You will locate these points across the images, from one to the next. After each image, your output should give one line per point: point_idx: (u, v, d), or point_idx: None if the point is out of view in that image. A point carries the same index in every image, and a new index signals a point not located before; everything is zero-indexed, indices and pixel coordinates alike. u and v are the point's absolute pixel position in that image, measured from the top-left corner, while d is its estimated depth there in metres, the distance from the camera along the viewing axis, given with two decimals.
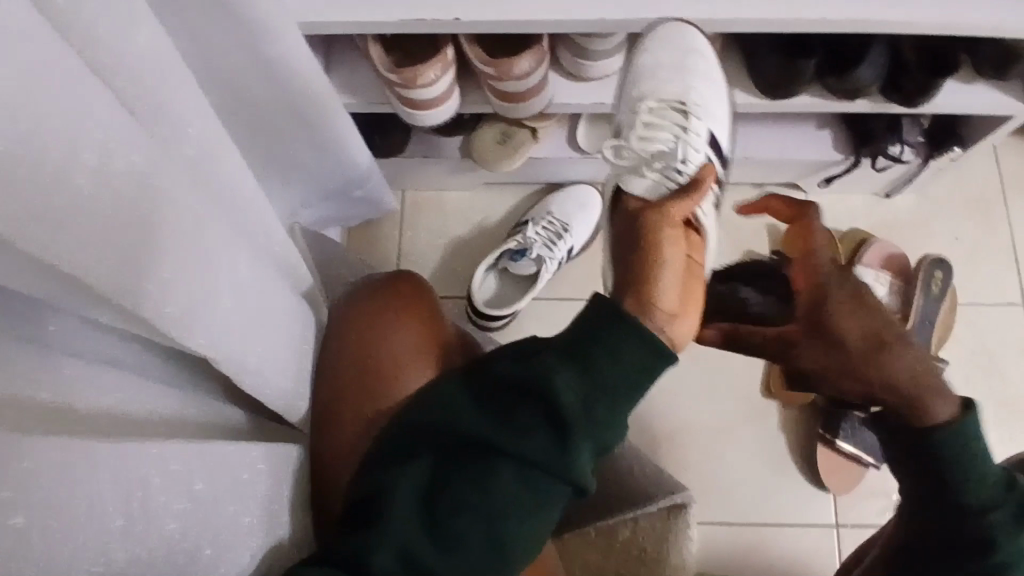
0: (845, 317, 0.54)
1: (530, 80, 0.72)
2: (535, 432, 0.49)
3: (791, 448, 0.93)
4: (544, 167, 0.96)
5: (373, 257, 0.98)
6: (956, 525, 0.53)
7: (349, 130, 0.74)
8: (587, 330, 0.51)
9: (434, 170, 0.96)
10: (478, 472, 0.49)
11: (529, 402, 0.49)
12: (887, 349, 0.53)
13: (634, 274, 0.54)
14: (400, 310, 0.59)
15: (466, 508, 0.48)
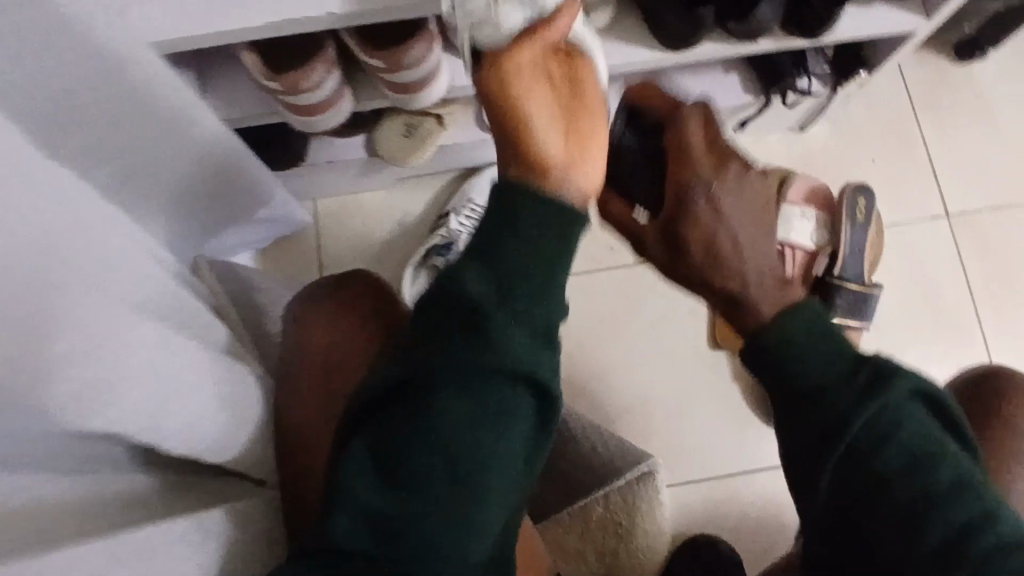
0: (706, 241, 0.55)
1: (423, 68, 0.67)
2: (462, 343, 0.44)
3: (748, 397, 0.93)
4: (457, 154, 0.92)
5: (295, 274, 0.93)
6: (802, 427, 0.52)
7: (233, 144, 0.69)
8: (490, 228, 0.46)
9: (342, 175, 0.90)
10: (417, 407, 0.44)
11: (452, 319, 0.45)
12: (727, 260, 0.55)
13: (503, 144, 0.48)
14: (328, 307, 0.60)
15: (416, 453, 0.44)
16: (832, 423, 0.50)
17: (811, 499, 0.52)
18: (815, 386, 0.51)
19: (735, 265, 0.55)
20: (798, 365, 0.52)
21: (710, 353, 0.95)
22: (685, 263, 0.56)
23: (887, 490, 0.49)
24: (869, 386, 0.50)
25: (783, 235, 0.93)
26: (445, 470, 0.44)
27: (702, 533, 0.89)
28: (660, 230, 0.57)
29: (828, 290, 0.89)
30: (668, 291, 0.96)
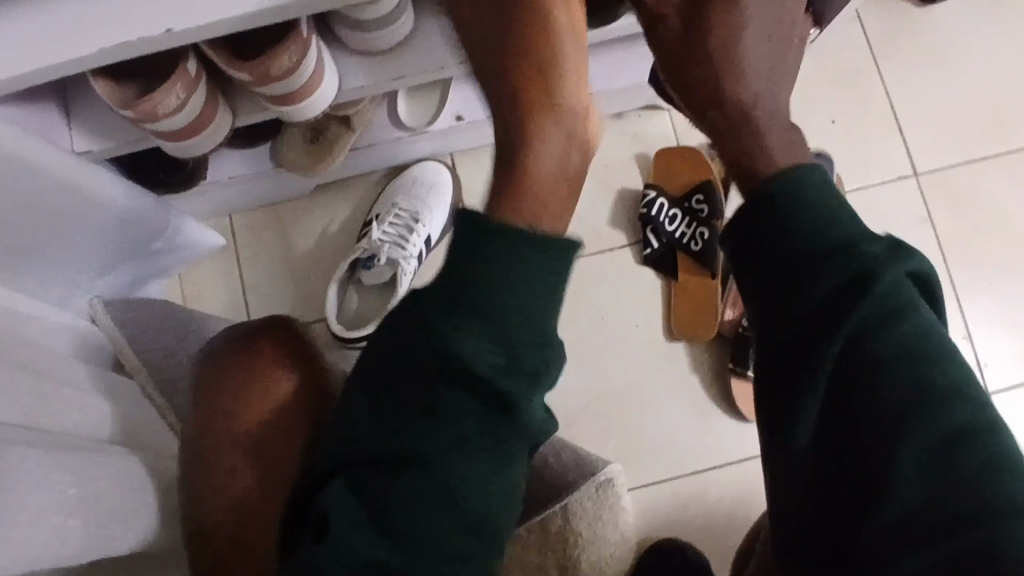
0: (717, 55, 0.49)
1: (299, 76, 0.59)
2: (458, 408, 0.42)
3: (709, 390, 0.87)
4: (375, 155, 0.84)
5: (216, 299, 0.87)
6: (795, 310, 0.42)
7: (80, 175, 0.62)
8: (481, 260, 0.42)
9: (252, 188, 0.83)
10: (438, 401, 0.42)
11: (445, 376, 0.42)
12: (744, 109, 0.48)
13: (497, 33, 0.50)
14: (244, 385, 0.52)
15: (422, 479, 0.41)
16: (837, 300, 0.41)
17: (794, 405, 0.42)
18: (813, 256, 0.42)
19: (738, 84, 0.48)
20: (805, 223, 0.42)
21: (667, 345, 0.88)
22: (693, 73, 0.50)
23: (878, 400, 0.40)
24: (880, 254, 0.41)
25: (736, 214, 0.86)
26: (454, 472, 0.42)
27: (670, 537, 0.84)
28: (678, 17, 0.51)
29: None
30: (618, 282, 0.90)
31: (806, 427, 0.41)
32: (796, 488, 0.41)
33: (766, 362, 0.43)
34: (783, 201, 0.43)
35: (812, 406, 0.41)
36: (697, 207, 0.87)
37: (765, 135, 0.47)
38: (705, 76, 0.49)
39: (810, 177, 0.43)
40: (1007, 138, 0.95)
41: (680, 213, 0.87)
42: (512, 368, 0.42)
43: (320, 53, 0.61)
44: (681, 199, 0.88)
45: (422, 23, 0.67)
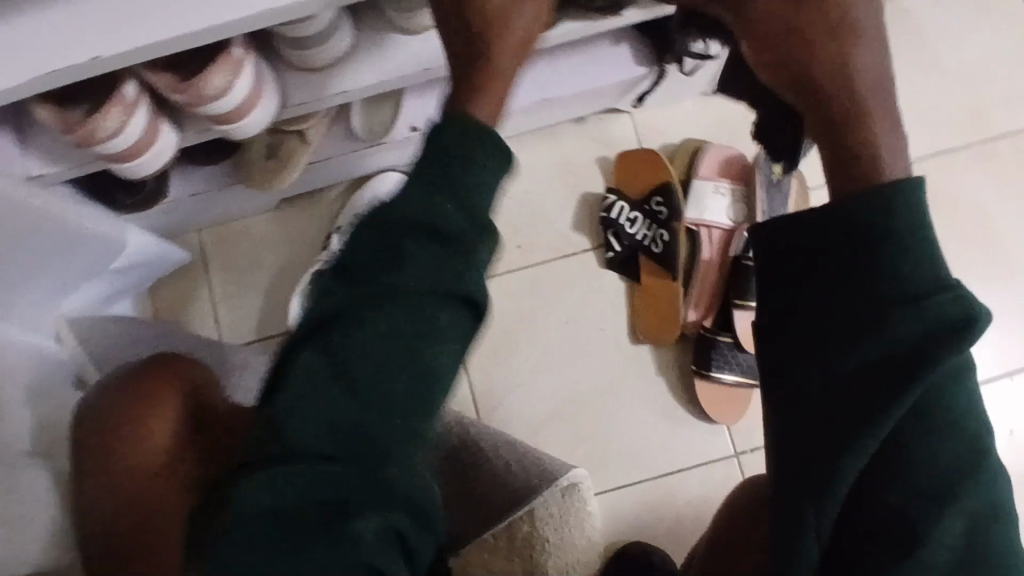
0: (829, 53, 0.44)
1: (235, 94, 0.61)
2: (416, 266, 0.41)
3: (674, 391, 0.87)
4: (335, 167, 0.86)
5: (185, 313, 0.88)
6: (861, 344, 0.39)
7: (47, 204, 0.65)
8: (436, 162, 0.41)
9: (213, 204, 0.85)
10: (382, 271, 0.41)
11: (413, 240, 0.41)
12: (856, 104, 0.43)
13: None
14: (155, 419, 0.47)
15: (363, 352, 0.41)
16: (912, 355, 0.38)
17: (832, 440, 0.40)
18: (887, 300, 0.39)
19: (848, 59, 0.44)
20: (891, 265, 0.39)
21: (632, 348, 0.88)
22: (801, 70, 0.45)
23: (920, 459, 0.39)
24: (971, 313, 0.37)
25: (696, 214, 0.85)
26: (405, 370, 0.41)
27: (639, 541, 0.84)
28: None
29: (743, 273, 0.82)
30: (582, 286, 0.90)
31: (850, 471, 0.39)
32: (815, 516, 0.39)
33: (798, 383, 0.41)
34: (870, 231, 0.39)
35: (860, 448, 0.39)
36: (657, 209, 0.86)
37: (879, 138, 0.42)
38: (814, 69, 0.45)
39: (909, 213, 0.39)
40: (980, 126, 0.94)
41: (641, 216, 0.87)
42: (453, 234, 0.41)
43: (257, 72, 0.63)
44: (642, 201, 0.87)
45: (361, 39, 0.68)
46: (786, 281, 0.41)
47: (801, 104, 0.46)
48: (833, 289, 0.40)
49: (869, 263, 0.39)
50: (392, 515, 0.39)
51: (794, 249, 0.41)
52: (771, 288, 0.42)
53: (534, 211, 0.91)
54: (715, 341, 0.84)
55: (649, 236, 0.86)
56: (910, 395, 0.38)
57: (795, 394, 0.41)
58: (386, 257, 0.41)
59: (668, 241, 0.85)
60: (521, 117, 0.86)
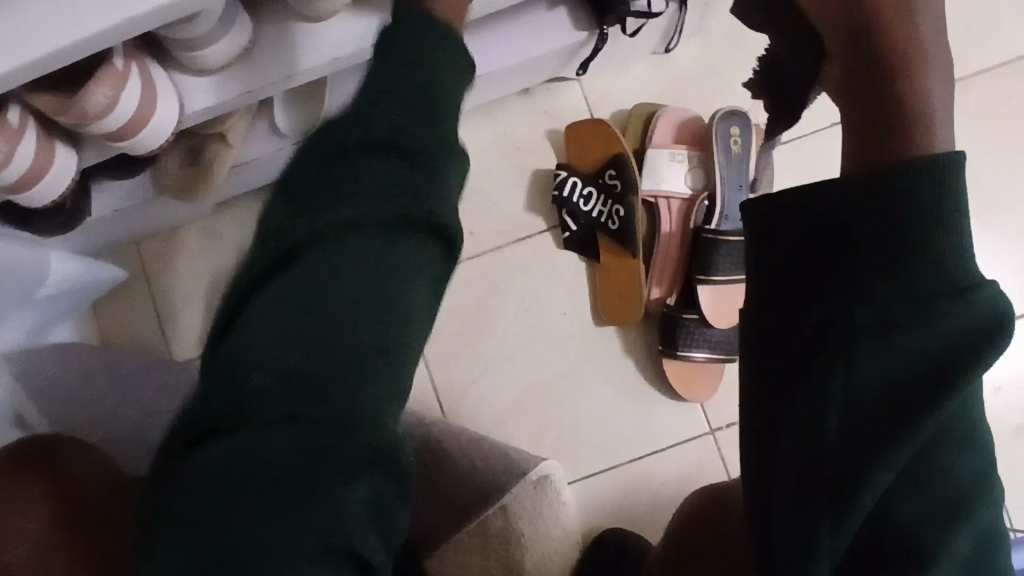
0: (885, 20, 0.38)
1: (124, 109, 0.57)
2: (375, 190, 0.42)
3: (644, 372, 0.84)
4: (265, 166, 0.81)
5: (129, 332, 0.85)
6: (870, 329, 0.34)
7: None
8: (382, 106, 0.42)
9: (143, 216, 0.80)
10: (328, 203, 0.42)
11: (377, 165, 0.42)
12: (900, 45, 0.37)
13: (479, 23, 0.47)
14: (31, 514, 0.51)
15: (324, 278, 0.41)
16: (949, 355, 0.32)
17: (838, 442, 0.35)
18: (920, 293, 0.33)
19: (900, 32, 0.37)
20: (925, 247, 0.32)
21: (597, 331, 0.84)
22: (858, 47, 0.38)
23: (949, 473, 0.34)
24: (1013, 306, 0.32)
25: (652, 186, 0.81)
26: (371, 299, 0.42)
27: (615, 527, 0.82)
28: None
29: (705, 246, 0.77)
30: (540, 270, 0.85)
31: (877, 484, 0.34)
32: (827, 535, 0.35)
33: (813, 378, 0.36)
34: (905, 214, 0.33)
35: (887, 462, 0.34)
36: (610, 183, 0.81)
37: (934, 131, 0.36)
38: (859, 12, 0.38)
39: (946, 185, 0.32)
40: (958, 62, 0.87)
41: (594, 191, 0.82)
42: (413, 148, 0.42)
43: (146, 82, 0.58)
44: (594, 175, 0.82)
45: (261, 31, 0.62)
46: (794, 256, 0.38)
47: (840, 55, 0.40)
48: (857, 272, 0.35)
49: (898, 243, 0.33)
50: (373, 480, 0.39)
51: (817, 215, 0.36)
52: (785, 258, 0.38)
53: (484, 194, 0.86)
54: (680, 318, 0.80)
55: (604, 212, 0.81)
56: (944, 402, 0.33)
57: (807, 392, 0.36)
58: (336, 181, 0.43)
59: (624, 216, 0.81)
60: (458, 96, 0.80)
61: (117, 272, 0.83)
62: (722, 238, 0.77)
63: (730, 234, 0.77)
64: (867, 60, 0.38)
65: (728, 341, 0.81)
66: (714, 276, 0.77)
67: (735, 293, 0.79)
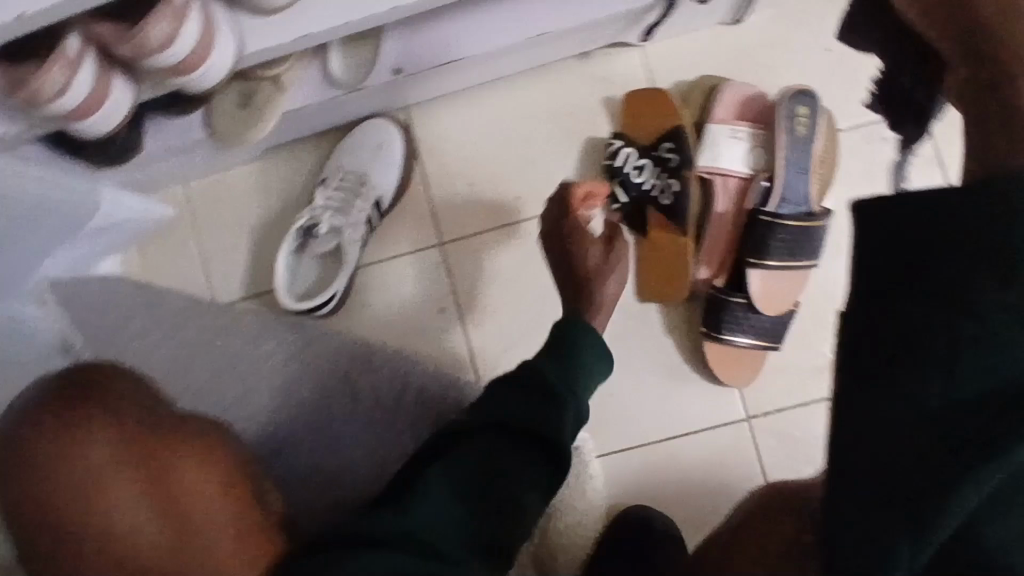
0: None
1: (184, 45, 0.56)
2: (531, 465, 0.50)
3: (683, 352, 0.82)
4: (314, 115, 0.80)
5: (170, 272, 0.85)
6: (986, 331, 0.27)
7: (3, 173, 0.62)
8: (536, 383, 0.52)
9: (191, 157, 0.80)
10: (497, 431, 0.50)
11: (532, 437, 0.50)
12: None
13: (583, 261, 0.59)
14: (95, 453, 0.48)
15: (472, 467, 0.49)
16: None
17: (931, 444, 0.28)
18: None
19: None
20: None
21: (637, 307, 0.83)
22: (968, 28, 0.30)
23: None
24: None
25: (709, 161, 0.77)
26: (507, 473, 0.49)
27: (640, 505, 0.81)
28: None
29: (759, 229, 0.75)
30: None
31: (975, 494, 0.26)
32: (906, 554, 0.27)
33: (892, 391, 0.29)
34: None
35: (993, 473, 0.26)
36: (666, 156, 0.79)
37: None
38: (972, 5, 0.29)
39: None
40: None
41: (648, 163, 0.79)
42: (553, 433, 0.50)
43: (207, 21, 0.57)
44: (650, 146, 0.80)
45: None
46: (898, 232, 0.30)
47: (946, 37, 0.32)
48: (955, 275, 0.28)
49: (1000, 243, 0.27)
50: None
51: (907, 216, 0.30)
52: (869, 260, 0.31)
53: (533, 159, 0.84)
54: (728, 301, 0.77)
55: (656, 186, 0.78)
56: None
57: (899, 388, 0.29)
58: (504, 445, 0.50)
59: (677, 191, 0.78)
60: (516, 54, 0.78)
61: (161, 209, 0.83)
62: (779, 221, 0.74)
63: (787, 219, 0.75)
64: (980, 55, 0.30)
65: (773, 328, 0.78)
66: (766, 260, 0.75)
67: (787, 279, 0.76)
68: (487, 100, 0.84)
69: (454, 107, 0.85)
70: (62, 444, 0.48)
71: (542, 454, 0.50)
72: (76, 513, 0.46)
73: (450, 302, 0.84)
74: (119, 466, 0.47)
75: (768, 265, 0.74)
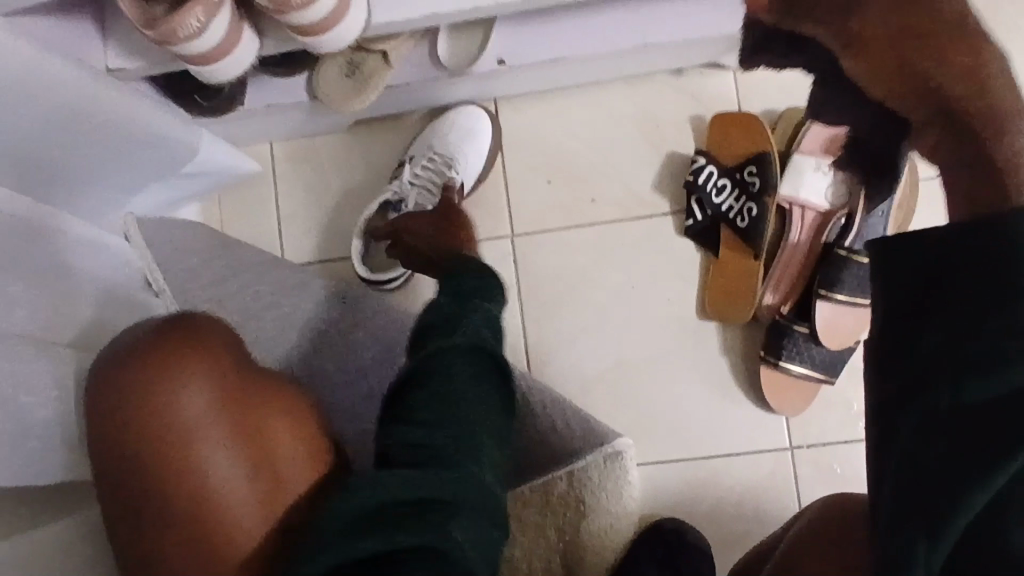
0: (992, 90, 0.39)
1: (322, 7, 0.57)
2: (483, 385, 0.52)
3: (737, 374, 0.83)
4: (412, 93, 0.81)
5: (246, 226, 0.88)
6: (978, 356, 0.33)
7: (121, 109, 0.64)
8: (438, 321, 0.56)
9: (288, 118, 0.82)
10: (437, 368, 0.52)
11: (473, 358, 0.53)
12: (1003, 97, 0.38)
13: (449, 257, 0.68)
14: (197, 385, 0.47)
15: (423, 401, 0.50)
16: None
17: (945, 456, 0.34)
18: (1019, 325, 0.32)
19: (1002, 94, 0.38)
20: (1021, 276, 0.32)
21: (697, 323, 0.84)
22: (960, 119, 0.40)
23: None
24: None
25: (791, 191, 0.79)
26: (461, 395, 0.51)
27: (672, 517, 0.82)
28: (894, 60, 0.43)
29: (834, 263, 0.76)
30: (653, 251, 0.85)
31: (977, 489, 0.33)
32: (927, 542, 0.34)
33: (915, 403, 0.35)
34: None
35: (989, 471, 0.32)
36: (749, 180, 0.80)
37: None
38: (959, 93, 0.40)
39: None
40: None
41: (730, 185, 0.81)
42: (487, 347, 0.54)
43: None
44: (733, 168, 0.81)
45: None
46: (911, 284, 0.36)
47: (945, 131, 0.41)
48: (965, 306, 0.34)
49: (1001, 282, 0.33)
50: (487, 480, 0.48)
51: (926, 263, 0.36)
52: (895, 301, 0.37)
53: (615, 165, 0.86)
54: (790, 328, 0.79)
55: (735, 208, 0.80)
56: None
57: (920, 409, 0.35)
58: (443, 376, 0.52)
59: (756, 215, 0.79)
60: (618, 61, 0.79)
61: (251, 164, 0.85)
62: (857, 256, 0.75)
63: (864, 256, 0.75)
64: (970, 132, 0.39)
65: (832, 362, 0.79)
66: (836, 294, 0.76)
67: (854, 314, 0.77)
68: (579, 103, 0.86)
69: (546, 105, 0.87)
70: (156, 385, 0.47)
71: (488, 371, 0.54)
72: (173, 456, 0.45)
73: (513, 293, 0.85)
74: (219, 420, 0.47)
75: (838, 298, 0.75)
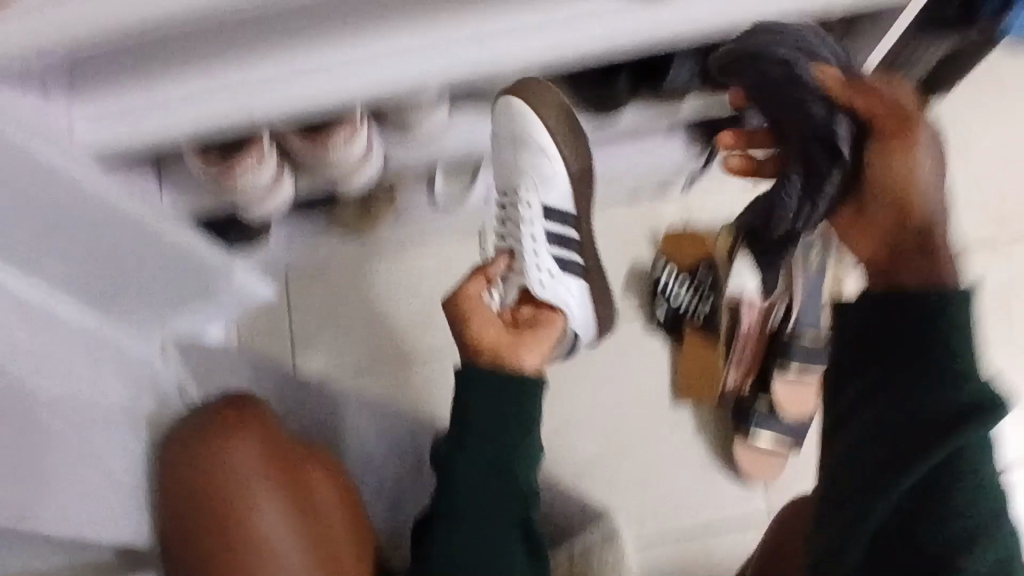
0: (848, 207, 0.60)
1: (350, 153, 0.72)
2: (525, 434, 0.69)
3: (712, 450, 0.94)
4: (412, 221, 0.95)
5: (266, 345, 0.99)
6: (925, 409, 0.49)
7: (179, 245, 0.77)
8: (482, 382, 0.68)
9: (305, 248, 0.95)
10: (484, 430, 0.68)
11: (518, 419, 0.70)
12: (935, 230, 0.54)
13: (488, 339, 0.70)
14: (242, 443, 0.70)
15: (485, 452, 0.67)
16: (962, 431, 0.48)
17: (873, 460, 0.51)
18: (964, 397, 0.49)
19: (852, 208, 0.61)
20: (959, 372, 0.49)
21: (672, 407, 0.95)
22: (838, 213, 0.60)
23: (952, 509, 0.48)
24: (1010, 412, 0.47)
25: (737, 290, 0.91)
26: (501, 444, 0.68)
27: None
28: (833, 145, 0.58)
29: (782, 345, 0.89)
30: (627, 347, 0.97)
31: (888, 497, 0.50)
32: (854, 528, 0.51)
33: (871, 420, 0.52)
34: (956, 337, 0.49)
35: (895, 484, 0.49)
36: (702, 280, 0.92)
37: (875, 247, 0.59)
38: (920, 179, 0.53)
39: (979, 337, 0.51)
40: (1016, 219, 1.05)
41: (685, 282, 0.94)
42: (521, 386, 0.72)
43: (368, 140, 0.74)
44: (688, 271, 0.94)
45: (454, 114, 0.79)
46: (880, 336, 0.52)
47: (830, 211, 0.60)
48: (924, 366, 0.50)
49: (933, 362, 0.49)
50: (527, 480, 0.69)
51: (898, 325, 0.51)
52: (865, 351, 0.53)
53: None
54: (755, 406, 0.90)
55: (691, 305, 0.93)
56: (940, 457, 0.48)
57: (867, 423, 0.52)
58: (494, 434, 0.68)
59: (709, 310, 0.91)
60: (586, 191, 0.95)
61: (268, 287, 0.97)
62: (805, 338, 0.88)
63: (807, 337, 0.88)
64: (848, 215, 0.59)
65: (794, 433, 0.90)
66: (788, 371, 0.88)
67: (806, 388, 0.89)
68: None
69: None
70: (216, 446, 0.70)
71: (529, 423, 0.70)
72: (228, 497, 0.67)
73: None
74: (265, 478, 0.68)
75: (791, 375, 0.88)
